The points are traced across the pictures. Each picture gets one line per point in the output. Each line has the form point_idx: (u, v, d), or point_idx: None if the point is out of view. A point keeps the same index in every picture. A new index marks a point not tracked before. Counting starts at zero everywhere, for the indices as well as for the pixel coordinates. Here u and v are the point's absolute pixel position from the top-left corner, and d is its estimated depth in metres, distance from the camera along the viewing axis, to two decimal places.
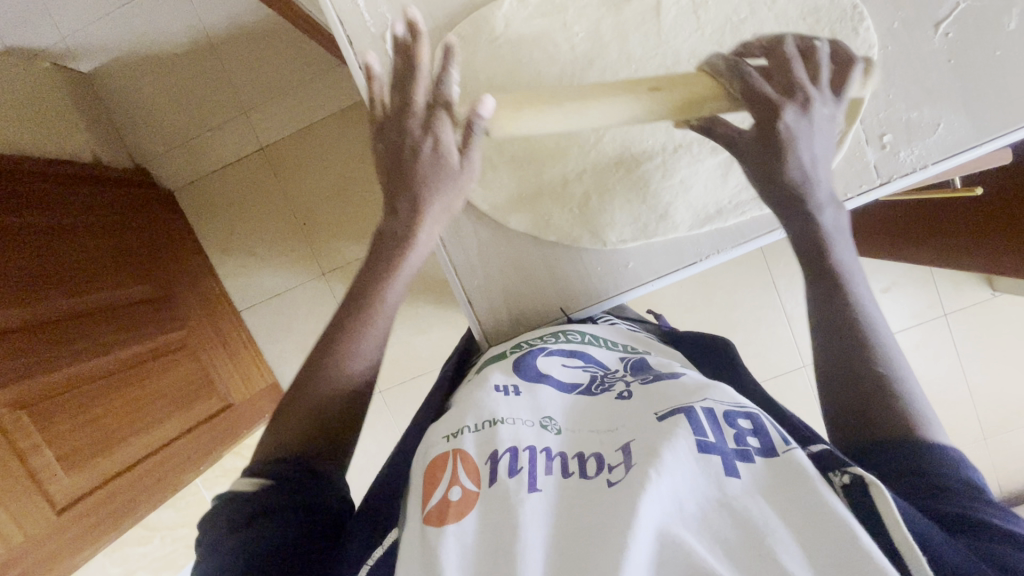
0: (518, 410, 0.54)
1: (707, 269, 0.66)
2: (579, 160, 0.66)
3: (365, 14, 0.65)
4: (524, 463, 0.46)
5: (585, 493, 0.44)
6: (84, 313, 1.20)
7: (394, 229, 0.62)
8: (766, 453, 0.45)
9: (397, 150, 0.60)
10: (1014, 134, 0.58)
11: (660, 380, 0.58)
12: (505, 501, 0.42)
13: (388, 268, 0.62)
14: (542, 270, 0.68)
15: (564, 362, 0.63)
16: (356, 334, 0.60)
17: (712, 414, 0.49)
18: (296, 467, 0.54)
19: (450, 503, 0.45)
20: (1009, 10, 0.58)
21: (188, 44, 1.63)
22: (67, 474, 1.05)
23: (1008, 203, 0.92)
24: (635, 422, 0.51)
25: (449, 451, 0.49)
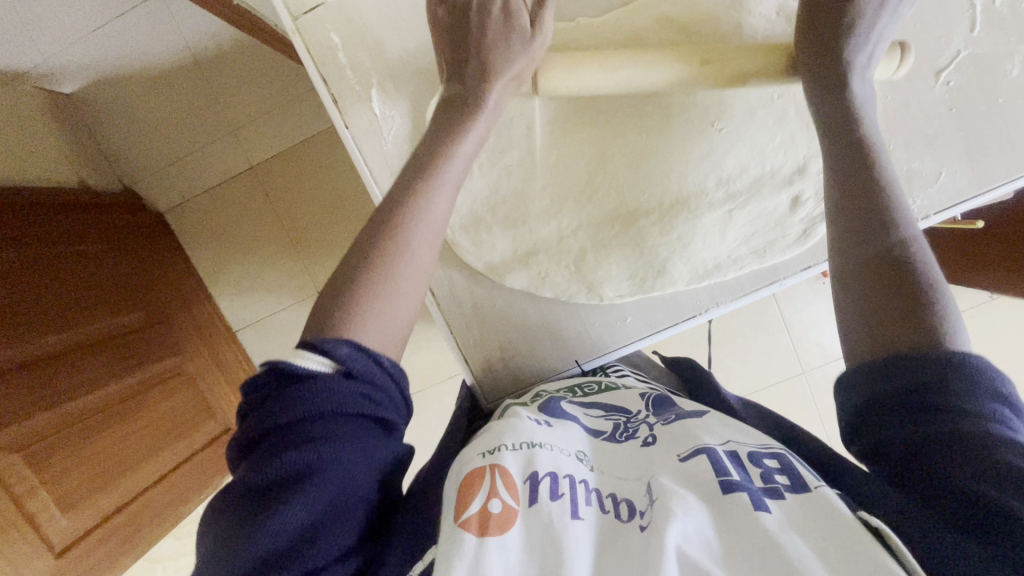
0: (554, 439, 0.53)
1: (705, 321, 0.66)
2: (593, 206, 0.65)
3: (349, 70, 0.64)
4: (566, 489, 0.46)
5: (619, 533, 0.44)
6: (80, 348, 1.18)
7: (462, 95, 0.58)
8: (796, 490, 0.46)
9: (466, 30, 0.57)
10: (1013, 185, 0.58)
11: (679, 422, 0.59)
12: (550, 526, 0.42)
13: (452, 135, 0.56)
14: (541, 327, 0.67)
15: (587, 409, 0.63)
16: (416, 219, 0.52)
17: (736, 457, 0.51)
18: (368, 362, 0.46)
19: (490, 516, 0.42)
20: (1011, 57, 0.58)
21: (172, 63, 1.59)
22: (65, 516, 1.03)
23: (1006, 229, 0.91)
24: (660, 464, 0.51)
25: (488, 464, 0.46)
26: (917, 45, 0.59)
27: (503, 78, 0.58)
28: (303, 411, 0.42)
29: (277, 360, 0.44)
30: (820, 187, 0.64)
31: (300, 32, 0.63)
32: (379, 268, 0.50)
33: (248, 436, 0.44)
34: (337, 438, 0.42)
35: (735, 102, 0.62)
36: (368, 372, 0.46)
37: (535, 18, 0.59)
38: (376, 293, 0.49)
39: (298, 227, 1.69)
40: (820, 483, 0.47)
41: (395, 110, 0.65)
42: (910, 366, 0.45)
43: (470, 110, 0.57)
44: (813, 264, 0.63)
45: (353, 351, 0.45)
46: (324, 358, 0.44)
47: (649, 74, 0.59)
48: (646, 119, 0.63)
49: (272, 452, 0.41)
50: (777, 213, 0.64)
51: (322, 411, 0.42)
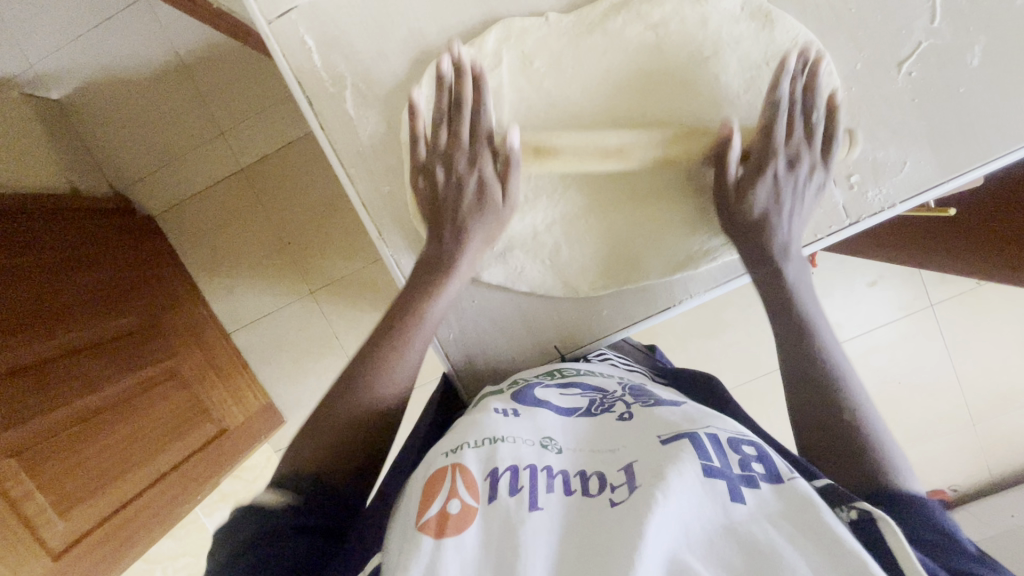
0: (518, 429, 0.54)
1: (679, 313, 0.68)
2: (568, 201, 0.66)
3: (323, 73, 0.65)
4: (526, 482, 0.46)
5: (585, 519, 0.44)
6: (74, 351, 1.19)
7: (438, 253, 0.64)
8: (771, 480, 0.46)
9: (436, 198, 0.64)
10: (976, 174, 0.60)
11: (656, 406, 0.59)
12: (505, 521, 0.42)
13: (428, 294, 0.63)
14: (518, 321, 0.69)
15: (562, 391, 0.63)
16: (387, 374, 0.61)
17: (717, 441, 0.50)
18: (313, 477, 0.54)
19: (449, 516, 0.43)
20: (971, 48, 0.59)
21: (158, 66, 1.59)
22: (61, 520, 1.04)
23: (986, 213, 0.92)
24: (637, 446, 0.51)
25: (449, 466, 0.48)
26: (877, 38, 0.60)
27: (477, 240, 0.64)
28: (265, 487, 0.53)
29: None
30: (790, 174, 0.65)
31: (274, 36, 0.64)
32: (346, 419, 0.58)
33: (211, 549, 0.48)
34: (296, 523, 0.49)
35: (704, 99, 0.63)
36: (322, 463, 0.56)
37: (505, 190, 0.64)
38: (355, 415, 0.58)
39: (287, 227, 1.70)
40: (795, 475, 0.46)
41: (369, 111, 0.66)
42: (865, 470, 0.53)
43: (443, 275, 0.63)
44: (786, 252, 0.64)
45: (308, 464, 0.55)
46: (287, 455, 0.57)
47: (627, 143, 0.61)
48: (615, 116, 0.64)
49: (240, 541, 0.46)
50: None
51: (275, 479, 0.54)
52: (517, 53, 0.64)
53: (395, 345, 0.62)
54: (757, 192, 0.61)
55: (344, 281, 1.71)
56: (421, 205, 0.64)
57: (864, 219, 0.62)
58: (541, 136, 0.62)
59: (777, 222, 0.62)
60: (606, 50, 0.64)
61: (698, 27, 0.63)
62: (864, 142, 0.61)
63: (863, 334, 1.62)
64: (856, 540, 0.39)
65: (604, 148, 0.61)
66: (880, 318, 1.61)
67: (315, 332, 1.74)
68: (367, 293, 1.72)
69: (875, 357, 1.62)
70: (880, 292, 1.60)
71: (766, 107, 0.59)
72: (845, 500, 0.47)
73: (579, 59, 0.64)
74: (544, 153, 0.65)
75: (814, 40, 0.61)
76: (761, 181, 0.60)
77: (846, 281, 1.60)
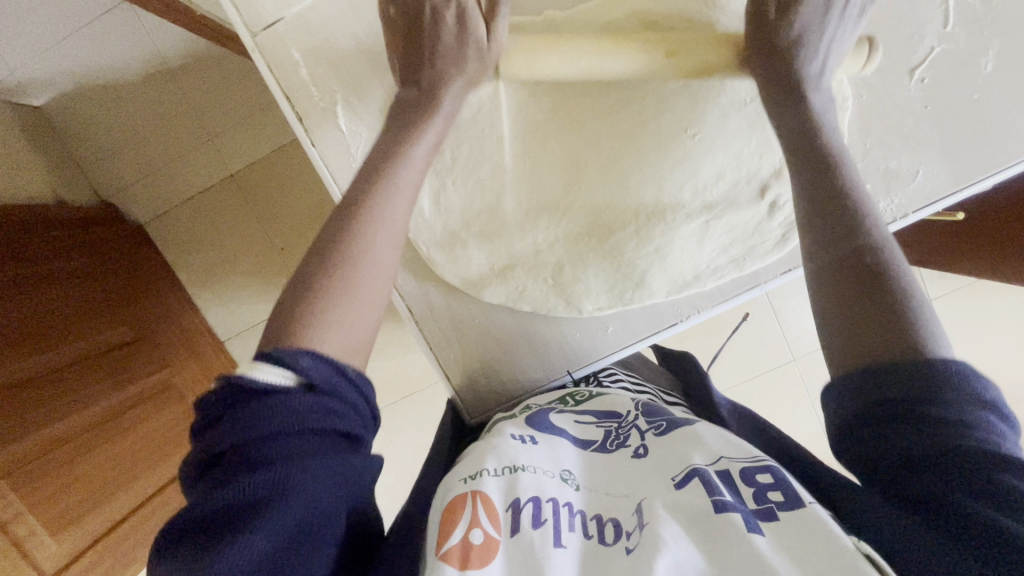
0: (538, 459, 0.54)
1: (687, 327, 0.66)
2: (569, 216, 0.63)
3: (313, 87, 0.62)
4: (549, 515, 0.46)
5: (604, 559, 0.43)
6: (65, 367, 1.16)
7: (421, 94, 0.57)
8: (788, 507, 0.45)
9: (410, 27, 0.57)
10: (990, 182, 0.58)
11: (671, 432, 0.59)
12: (529, 558, 0.41)
13: (410, 136, 0.55)
14: (522, 341, 0.67)
15: (577, 419, 0.63)
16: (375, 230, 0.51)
17: (730, 475, 0.50)
18: (331, 373, 0.44)
19: (471, 547, 0.42)
20: (985, 53, 0.57)
21: (142, 71, 1.55)
22: (53, 541, 1.01)
23: (991, 216, 0.91)
24: (651, 486, 0.51)
25: (469, 492, 0.47)
26: (887, 44, 0.58)
27: (458, 82, 0.58)
28: (266, 425, 0.41)
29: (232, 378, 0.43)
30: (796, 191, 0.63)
31: (260, 49, 0.61)
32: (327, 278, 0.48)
33: (199, 454, 0.43)
34: (305, 461, 0.41)
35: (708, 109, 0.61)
36: (332, 385, 0.44)
37: (492, 27, 0.57)
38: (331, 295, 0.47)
39: (278, 233, 1.67)
40: (813, 500, 0.46)
41: (361, 126, 0.63)
42: (893, 375, 0.44)
43: (428, 111, 0.56)
44: (792, 267, 0.63)
45: (313, 361, 0.44)
46: (280, 372, 0.43)
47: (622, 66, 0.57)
48: (619, 127, 0.61)
49: (230, 476, 0.40)
50: (753, 225, 0.63)
51: (282, 428, 0.41)
52: None
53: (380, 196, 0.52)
54: (781, 27, 0.54)
55: None
56: (395, 36, 0.58)
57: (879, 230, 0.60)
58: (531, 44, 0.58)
59: (802, 55, 0.54)
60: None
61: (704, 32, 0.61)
62: (876, 149, 0.59)
63: None
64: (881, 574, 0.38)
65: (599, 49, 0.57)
66: None
67: None
68: None
69: None
70: None
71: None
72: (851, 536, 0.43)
73: None
74: (545, 163, 0.63)
75: None
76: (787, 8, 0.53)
77: None
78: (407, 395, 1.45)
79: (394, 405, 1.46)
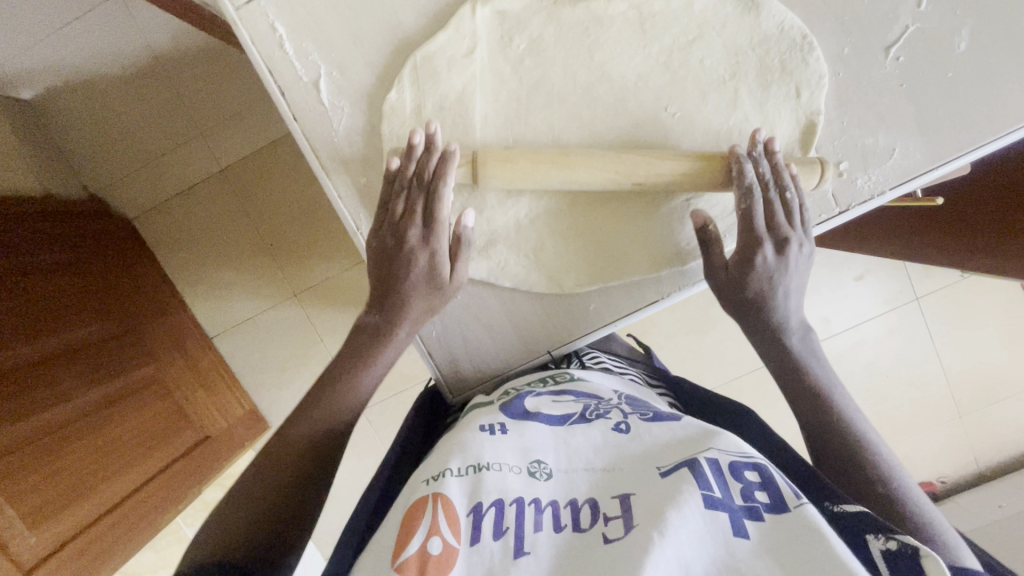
0: (506, 454, 0.53)
1: (668, 306, 0.66)
2: (554, 191, 0.64)
3: (296, 62, 0.62)
4: (512, 521, 0.45)
5: (575, 558, 0.42)
6: (48, 358, 1.15)
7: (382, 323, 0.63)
8: (776, 509, 0.43)
9: (388, 253, 0.61)
10: (967, 160, 0.59)
11: (656, 422, 0.57)
12: (489, 571, 0.41)
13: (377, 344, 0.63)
14: (504, 319, 0.67)
15: (555, 398, 0.63)
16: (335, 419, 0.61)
17: (718, 465, 0.47)
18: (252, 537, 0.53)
19: (430, 559, 0.41)
20: (959, 31, 0.58)
21: (132, 63, 1.54)
22: (33, 534, 0.99)
23: (974, 203, 0.92)
24: (634, 474, 0.49)
25: (431, 496, 0.47)
26: (861, 23, 0.59)
27: (420, 309, 0.63)
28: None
29: None
30: None
31: (243, 22, 0.61)
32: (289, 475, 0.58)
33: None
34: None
35: (688, 85, 0.62)
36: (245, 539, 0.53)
37: (454, 269, 0.62)
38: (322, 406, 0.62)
39: (267, 226, 1.66)
40: (801, 499, 0.43)
41: (343, 100, 0.64)
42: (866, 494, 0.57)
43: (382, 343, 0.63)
44: None
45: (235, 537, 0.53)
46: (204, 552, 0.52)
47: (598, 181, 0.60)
48: (601, 105, 0.62)
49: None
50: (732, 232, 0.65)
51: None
52: (500, 38, 0.63)
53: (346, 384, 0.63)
54: (743, 276, 0.60)
55: (328, 284, 1.68)
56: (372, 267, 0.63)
57: (855, 208, 0.61)
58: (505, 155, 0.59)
59: (768, 297, 0.61)
60: (590, 36, 0.62)
61: (685, 8, 0.61)
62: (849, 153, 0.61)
63: (853, 329, 1.62)
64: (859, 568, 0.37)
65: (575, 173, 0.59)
66: (867, 313, 1.61)
67: (299, 335, 1.71)
68: (353, 294, 1.69)
69: (863, 352, 1.63)
70: (868, 288, 1.60)
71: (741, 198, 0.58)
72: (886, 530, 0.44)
73: (561, 43, 0.62)
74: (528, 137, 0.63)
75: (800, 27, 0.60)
76: (745, 261, 0.60)
77: (834, 276, 1.60)
78: (397, 389, 1.44)
79: (384, 399, 1.45)
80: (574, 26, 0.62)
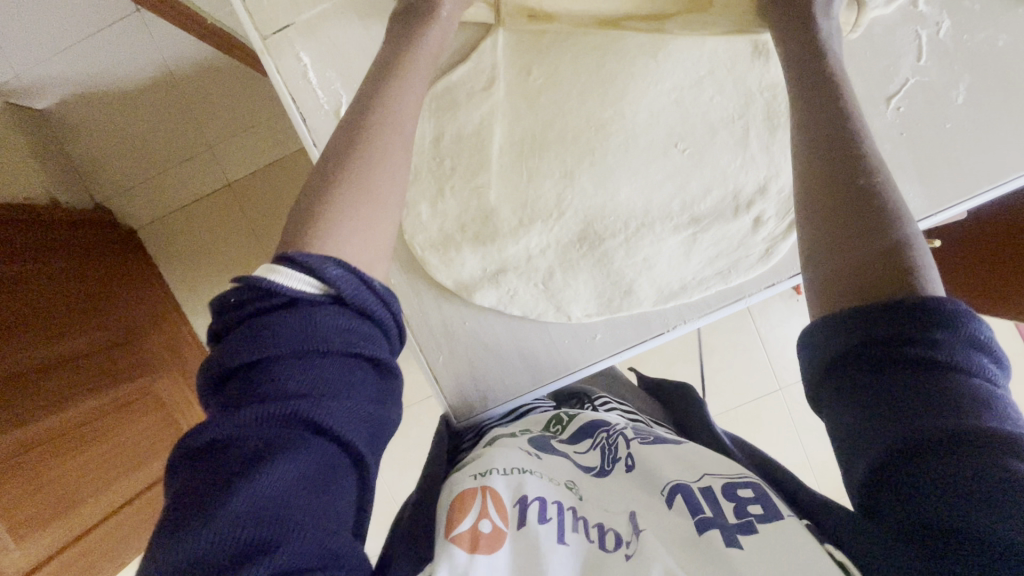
0: (545, 468, 0.60)
1: (673, 338, 0.67)
2: (563, 221, 0.65)
3: (318, 89, 0.64)
4: (552, 514, 0.52)
5: (601, 557, 0.48)
6: (43, 368, 1.14)
7: (416, 14, 0.60)
8: (768, 519, 0.48)
9: None
10: (963, 209, 0.61)
11: (663, 445, 0.64)
12: (531, 546, 0.47)
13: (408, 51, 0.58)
14: (512, 350, 0.67)
15: (574, 448, 0.66)
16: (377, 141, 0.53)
17: (716, 490, 0.54)
18: (356, 283, 0.47)
19: (481, 534, 0.48)
20: (956, 85, 0.61)
21: (147, 79, 1.57)
22: (21, 544, 0.96)
23: (968, 247, 0.95)
24: (646, 494, 0.56)
25: (480, 486, 0.53)
26: (863, 71, 0.62)
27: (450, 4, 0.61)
28: (297, 338, 0.42)
29: (251, 286, 0.44)
30: (781, 206, 0.64)
31: (269, 51, 0.63)
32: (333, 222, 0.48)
33: (216, 377, 0.43)
34: (335, 389, 0.42)
35: (696, 123, 0.64)
36: (357, 297, 0.46)
37: None
38: (353, 193, 0.50)
39: (270, 242, 1.67)
40: (791, 514, 0.50)
41: None
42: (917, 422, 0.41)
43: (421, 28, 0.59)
44: (776, 280, 0.64)
45: (340, 272, 0.46)
46: (304, 278, 0.45)
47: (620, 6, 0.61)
48: (611, 139, 0.64)
49: (248, 396, 0.41)
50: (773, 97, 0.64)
51: (309, 346, 0.43)
52: (518, 73, 0.65)
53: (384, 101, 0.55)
54: None
55: None
56: None
57: None
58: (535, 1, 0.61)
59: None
60: (604, 73, 0.64)
61: (698, 50, 0.64)
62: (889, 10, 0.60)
63: None
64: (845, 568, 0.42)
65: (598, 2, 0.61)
66: None
67: None
68: None
69: None
70: None
71: None
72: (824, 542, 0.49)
73: (576, 76, 0.64)
74: (541, 165, 0.65)
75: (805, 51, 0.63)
76: None
77: None
78: None
79: None
80: (589, 62, 0.64)
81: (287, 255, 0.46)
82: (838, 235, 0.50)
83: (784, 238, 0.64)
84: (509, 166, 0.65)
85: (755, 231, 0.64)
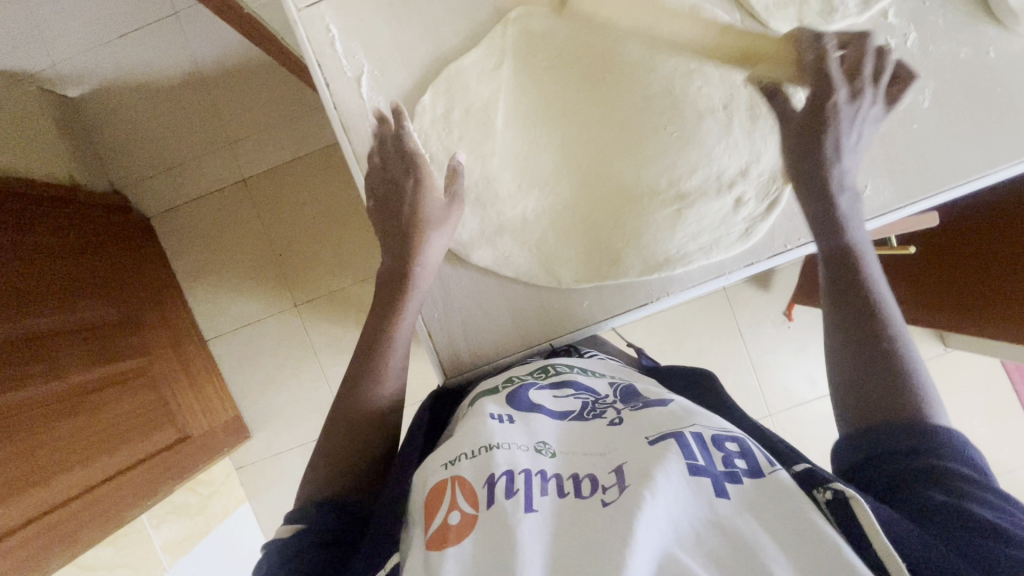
0: (513, 436, 0.56)
1: (655, 309, 0.72)
2: (567, 189, 0.72)
3: (343, 59, 0.71)
4: (521, 485, 0.49)
5: (585, 511, 0.47)
6: (44, 336, 1.17)
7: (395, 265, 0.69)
8: (754, 474, 0.48)
9: (389, 195, 0.70)
10: (926, 203, 0.68)
11: (649, 407, 0.61)
12: (504, 523, 0.44)
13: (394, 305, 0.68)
14: (502, 310, 0.72)
15: (556, 394, 0.66)
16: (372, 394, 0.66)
17: (702, 438, 0.52)
18: (330, 513, 0.59)
19: (449, 527, 0.47)
20: (921, 90, 0.68)
21: (174, 75, 1.66)
22: (7, 501, 0.97)
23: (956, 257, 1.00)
24: (628, 444, 0.54)
25: (449, 477, 0.51)
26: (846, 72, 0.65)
27: (437, 245, 0.68)
28: (278, 555, 0.55)
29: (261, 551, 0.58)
30: (760, 188, 0.70)
31: (302, 22, 0.70)
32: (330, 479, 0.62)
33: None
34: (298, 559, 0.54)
35: (688, 109, 0.69)
36: (327, 514, 0.59)
37: (451, 189, 0.69)
38: (343, 450, 0.63)
39: (278, 234, 1.72)
40: (774, 467, 0.50)
41: (379, 96, 0.72)
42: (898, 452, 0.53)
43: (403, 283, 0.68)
44: (754, 259, 0.70)
45: (319, 513, 0.58)
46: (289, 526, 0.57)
47: (646, 95, 0.70)
48: (609, 118, 0.71)
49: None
50: (770, 75, 0.69)
51: (283, 555, 0.54)
52: (525, 53, 0.71)
53: (376, 362, 0.67)
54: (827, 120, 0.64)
55: (330, 296, 1.72)
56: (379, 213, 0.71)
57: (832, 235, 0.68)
58: (561, 78, 0.72)
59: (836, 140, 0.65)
60: (609, 57, 0.71)
61: (690, 41, 0.70)
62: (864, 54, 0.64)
63: None
64: (834, 531, 0.42)
65: (623, 94, 0.70)
66: None
67: (294, 346, 1.73)
68: (354, 310, 1.72)
69: None
70: None
71: (815, 60, 0.65)
72: (822, 482, 0.50)
73: (579, 60, 0.71)
74: (549, 135, 0.72)
75: (786, 72, 0.69)
76: (829, 117, 0.64)
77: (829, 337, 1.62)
78: None
79: None
80: (593, 46, 0.71)
81: (294, 509, 0.60)
82: (822, 244, 0.66)
83: (763, 219, 0.69)
84: (523, 130, 0.72)
85: (736, 211, 0.70)
